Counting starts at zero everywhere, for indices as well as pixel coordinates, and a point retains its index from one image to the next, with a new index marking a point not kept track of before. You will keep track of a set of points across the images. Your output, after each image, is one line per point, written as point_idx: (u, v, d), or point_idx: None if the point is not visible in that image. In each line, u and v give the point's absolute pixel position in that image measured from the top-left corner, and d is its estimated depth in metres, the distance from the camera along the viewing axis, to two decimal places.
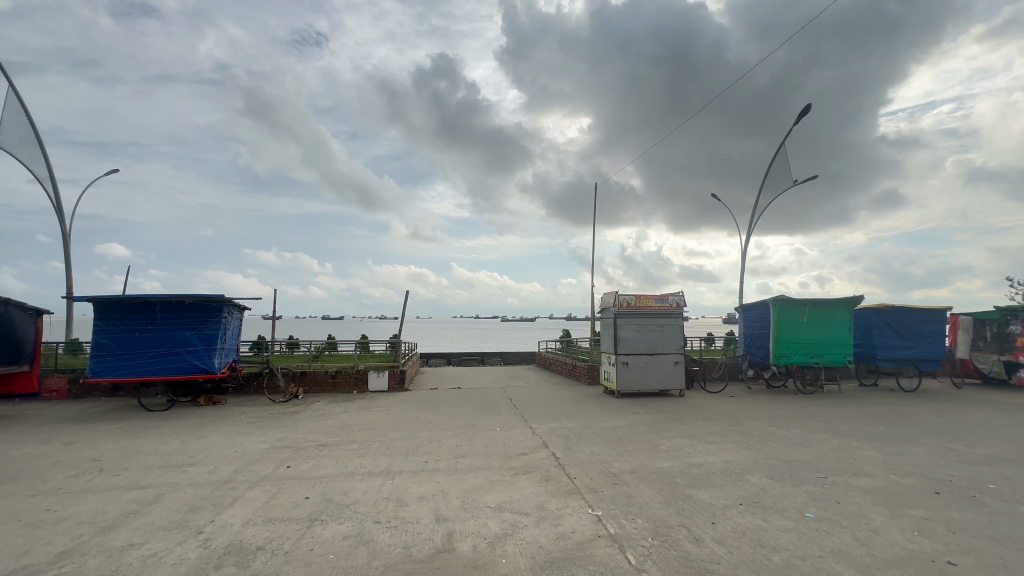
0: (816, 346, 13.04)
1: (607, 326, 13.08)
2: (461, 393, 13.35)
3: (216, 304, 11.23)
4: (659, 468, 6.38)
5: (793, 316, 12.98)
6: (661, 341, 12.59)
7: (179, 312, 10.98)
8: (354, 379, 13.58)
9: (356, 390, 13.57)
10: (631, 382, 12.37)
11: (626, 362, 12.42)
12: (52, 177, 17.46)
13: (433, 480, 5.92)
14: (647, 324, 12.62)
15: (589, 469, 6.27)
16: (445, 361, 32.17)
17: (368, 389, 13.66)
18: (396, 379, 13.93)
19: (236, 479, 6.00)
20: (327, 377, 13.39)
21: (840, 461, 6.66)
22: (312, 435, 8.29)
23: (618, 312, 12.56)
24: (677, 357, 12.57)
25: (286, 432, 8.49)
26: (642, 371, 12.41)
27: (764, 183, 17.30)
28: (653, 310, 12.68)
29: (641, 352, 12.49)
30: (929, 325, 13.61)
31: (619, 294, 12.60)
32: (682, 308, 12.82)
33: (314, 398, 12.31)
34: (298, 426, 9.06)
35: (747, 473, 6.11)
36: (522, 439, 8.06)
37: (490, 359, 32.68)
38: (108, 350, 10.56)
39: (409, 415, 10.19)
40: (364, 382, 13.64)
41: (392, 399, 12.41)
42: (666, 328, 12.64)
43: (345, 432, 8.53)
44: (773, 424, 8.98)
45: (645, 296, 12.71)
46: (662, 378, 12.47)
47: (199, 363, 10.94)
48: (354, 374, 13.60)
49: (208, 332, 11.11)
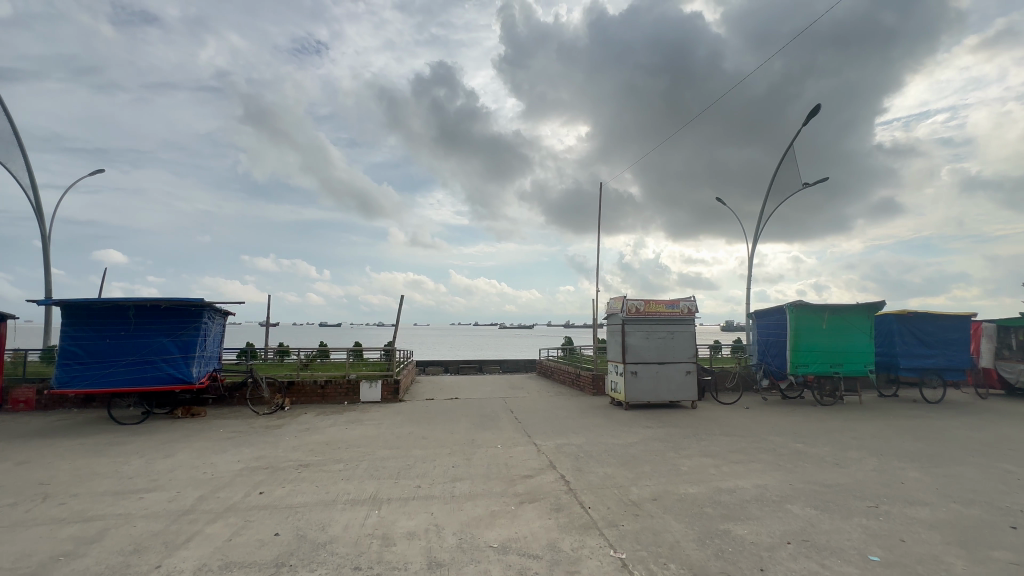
0: (836, 356, 12.29)
1: (614, 333, 12.31)
2: (458, 404, 12.55)
3: (195, 309, 10.45)
4: (684, 495, 5.60)
5: (812, 323, 12.24)
6: (672, 349, 11.83)
7: (155, 317, 10.19)
8: (344, 390, 12.77)
9: (347, 401, 12.75)
10: (639, 393, 11.61)
11: (634, 371, 11.65)
12: (31, 178, 16.75)
13: (426, 510, 5.13)
14: (657, 330, 11.84)
15: (605, 497, 5.48)
16: (442, 368, 31.33)
17: (359, 400, 12.86)
18: (390, 390, 13.12)
19: (198, 509, 5.20)
20: (316, 388, 12.59)
21: (888, 486, 5.90)
22: (293, 454, 7.48)
23: (627, 318, 11.76)
24: (689, 366, 11.82)
25: (264, 450, 7.69)
26: (651, 381, 11.64)
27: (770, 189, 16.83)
28: (664, 316, 11.88)
29: (651, 361, 11.72)
30: (952, 332, 12.91)
31: (628, 298, 11.80)
32: (694, 314, 12.03)
33: (301, 410, 11.51)
34: (280, 442, 8.26)
35: (787, 503, 5.33)
36: (527, 458, 7.27)
37: (489, 366, 31.85)
38: (77, 358, 9.79)
39: (403, 429, 9.39)
40: (355, 392, 12.83)
41: (384, 411, 11.60)
42: (677, 335, 11.87)
43: (331, 450, 7.72)
44: (799, 441, 8.21)
45: (655, 300, 11.88)
46: (672, 388, 11.71)
47: (175, 373, 10.14)
48: (344, 384, 12.79)
49: (186, 339, 10.31)
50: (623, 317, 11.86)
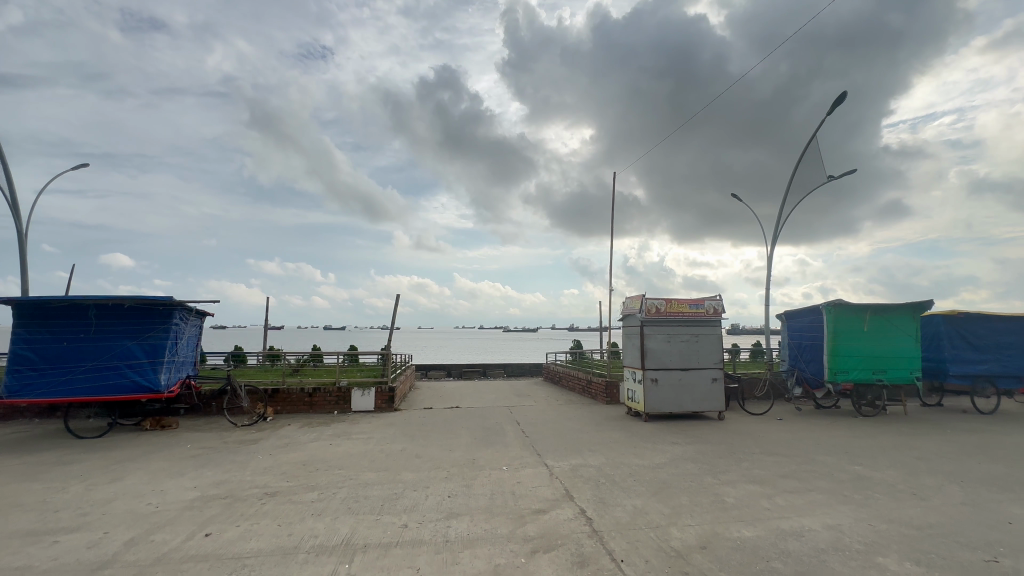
0: (878, 361, 11.04)
1: (631, 336, 11.12)
2: (459, 414, 11.40)
3: (165, 309, 9.37)
4: (740, 541, 4.42)
5: (852, 325, 11.00)
6: (696, 354, 10.62)
7: (119, 318, 9.11)
8: (334, 398, 11.64)
9: (338, 410, 11.61)
10: (660, 403, 10.41)
11: (654, 379, 10.45)
12: (9, 173, 15.81)
13: (411, 564, 3.97)
14: (679, 333, 10.65)
15: (639, 544, 4.31)
16: (445, 373, 30.16)
17: (350, 409, 11.72)
18: (384, 398, 11.97)
19: (121, 561, 4.07)
20: (303, 396, 11.49)
21: (993, 528, 4.69)
22: (261, 479, 6.33)
23: (646, 319, 10.57)
24: (715, 373, 10.63)
25: (229, 473, 6.56)
26: (673, 389, 10.46)
27: (789, 188, 15.54)
28: (687, 317, 10.68)
29: (673, 367, 10.52)
30: (1006, 336, 11.63)
31: (646, 297, 10.61)
32: (721, 315, 10.84)
33: (285, 421, 10.40)
34: (251, 462, 7.13)
35: (877, 556, 4.12)
36: (537, 484, 6.10)
37: (493, 370, 30.66)
38: (29, 364, 8.70)
39: (394, 445, 8.24)
40: (346, 401, 11.69)
41: (376, 422, 10.46)
42: (701, 338, 10.67)
43: (307, 473, 6.58)
44: (857, 463, 6.99)
45: (678, 299, 10.68)
46: (697, 398, 10.51)
47: (141, 380, 9.05)
48: (334, 391, 11.65)
49: (154, 342, 9.22)
50: (641, 318, 10.67)
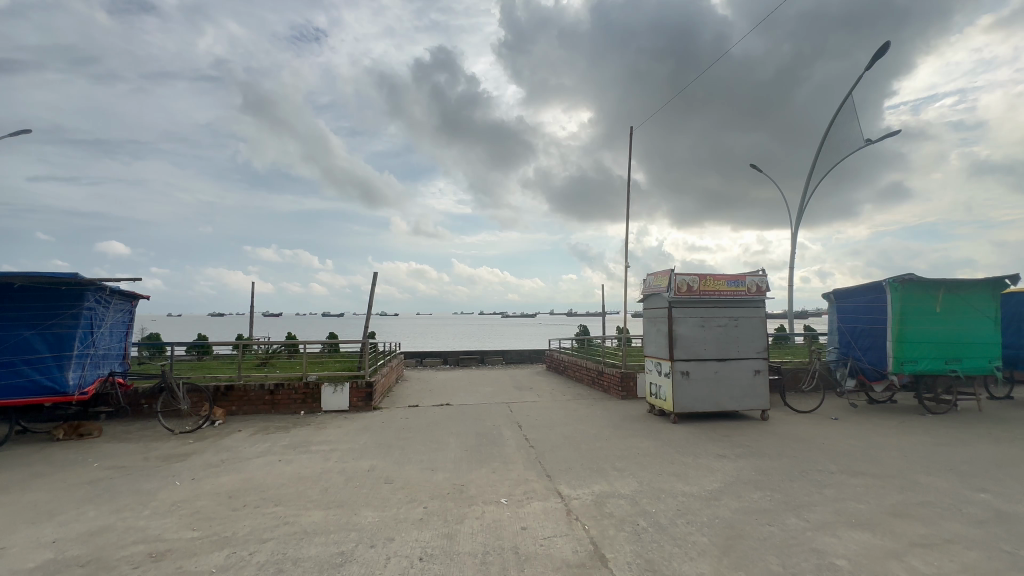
0: (951, 348, 9.16)
1: (655, 321, 9.22)
2: (449, 415, 9.56)
3: (72, 290, 7.40)
4: None
5: (922, 305, 9.13)
6: (735, 342, 8.74)
7: (11, 302, 7.15)
8: (300, 396, 9.79)
9: (304, 410, 9.77)
10: (692, 401, 8.56)
11: (685, 372, 8.58)
12: None
13: None
14: (715, 317, 8.73)
15: None
16: (441, 360, 28.34)
17: (320, 408, 9.88)
18: (361, 396, 10.11)
19: None
20: (263, 394, 9.65)
21: None
22: (157, 526, 4.44)
23: (675, 299, 8.64)
24: (758, 365, 8.76)
25: (118, 515, 4.68)
26: (708, 385, 8.61)
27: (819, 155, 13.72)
28: (725, 297, 8.74)
29: (707, 358, 8.64)
30: None
31: (675, 272, 8.68)
32: (766, 294, 8.90)
33: (236, 426, 8.56)
34: (159, 494, 5.25)
35: None
36: (551, 533, 4.24)
37: (491, 358, 28.81)
38: None
39: (360, 462, 6.39)
40: (314, 400, 9.85)
41: (347, 426, 8.61)
42: (741, 322, 8.78)
43: (227, 513, 4.70)
44: (980, 490, 5.15)
45: (713, 275, 8.74)
46: (736, 395, 8.67)
47: (42, 380, 7.12)
48: (300, 388, 9.80)
49: (59, 332, 7.28)
50: (668, 297, 8.74)
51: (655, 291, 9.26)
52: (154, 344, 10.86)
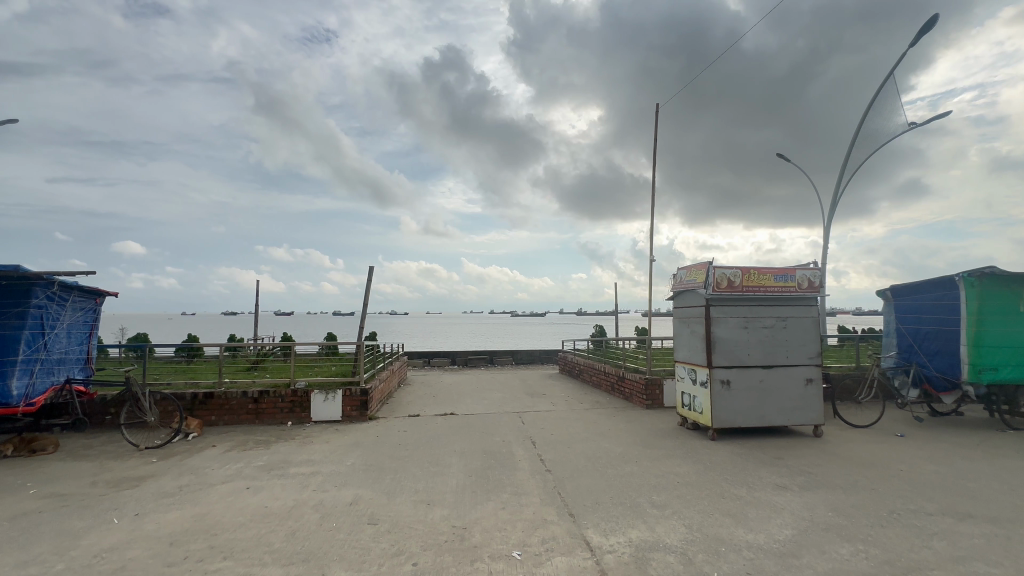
0: None
1: (688, 322, 8.04)
2: (454, 427, 8.48)
3: (16, 286, 6.40)
4: None
5: (1001, 304, 7.83)
6: (784, 346, 7.53)
7: None
8: (287, 405, 8.78)
9: (292, 421, 8.75)
10: (733, 415, 7.36)
11: (725, 381, 7.39)
12: None
13: None
14: (760, 317, 7.52)
15: None
16: (449, 361, 27.29)
17: (309, 418, 8.84)
18: (355, 404, 9.06)
19: None
20: (246, 402, 8.67)
21: None
22: None
23: (713, 297, 7.46)
24: (809, 373, 7.54)
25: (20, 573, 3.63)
26: (752, 396, 7.41)
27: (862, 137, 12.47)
28: (772, 294, 7.53)
29: (751, 365, 7.44)
30: None
31: (713, 265, 7.49)
32: (819, 290, 7.67)
33: (212, 441, 7.55)
34: (86, 539, 4.20)
35: None
36: None
37: (499, 359, 27.72)
38: None
39: (343, 492, 5.30)
40: (303, 409, 8.81)
41: (337, 441, 7.57)
42: (790, 324, 7.57)
43: (159, 571, 3.64)
44: None
45: (758, 269, 7.54)
46: (784, 408, 7.46)
47: None
48: (287, 396, 8.79)
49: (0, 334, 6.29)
50: (705, 294, 7.55)
51: (688, 288, 8.08)
52: (136, 346, 9.89)
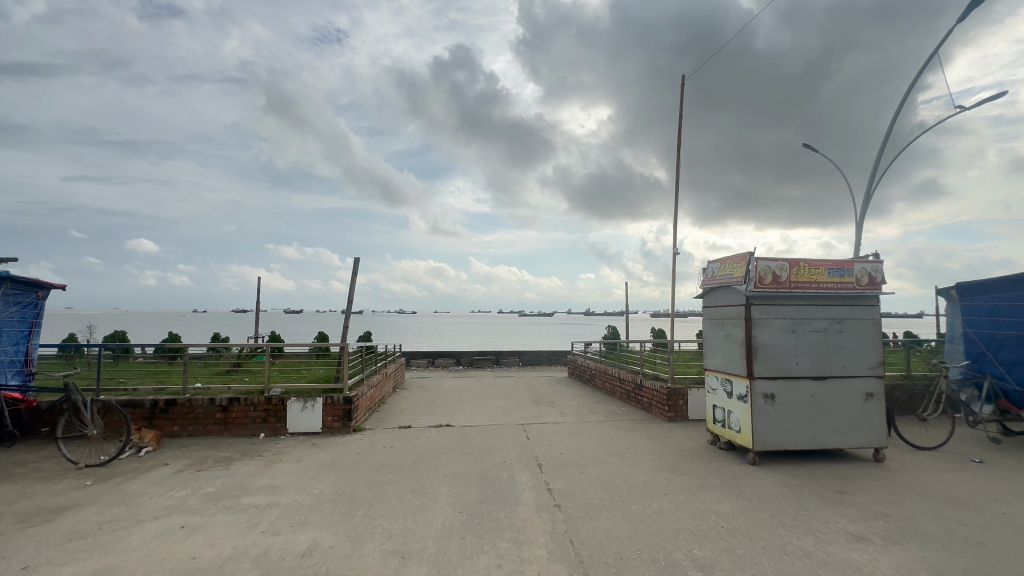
0: None
1: (722, 324, 6.84)
2: (448, 443, 7.36)
3: None
4: None
5: None
6: (839, 354, 6.31)
7: None
8: (260, 415, 7.73)
9: (265, 433, 7.70)
10: (778, 435, 6.17)
11: (769, 395, 6.20)
12: None
13: None
14: (811, 319, 6.30)
15: None
16: (453, 361, 26.23)
17: (285, 430, 7.78)
18: (337, 414, 7.98)
19: None
20: (214, 411, 7.64)
21: None
22: None
23: (755, 295, 6.25)
24: (870, 386, 6.33)
25: None
26: (800, 413, 6.21)
27: None
28: (825, 291, 6.31)
29: (800, 376, 6.23)
30: None
31: (755, 256, 6.28)
32: (881, 288, 6.43)
33: (166, 458, 6.49)
34: None
35: None
36: None
37: (506, 359, 26.63)
38: None
39: (299, 536, 4.20)
40: (278, 419, 7.76)
41: (310, 460, 6.49)
42: (846, 327, 6.34)
43: None
44: None
45: (809, 262, 6.31)
46: (839, 427, 6.25)
47: None
48: (260, 404, 7.73)
49: None
50: (744, 291, 6.35)
51: (723, 284, 6.86)
52: (111, 346, 9.01)
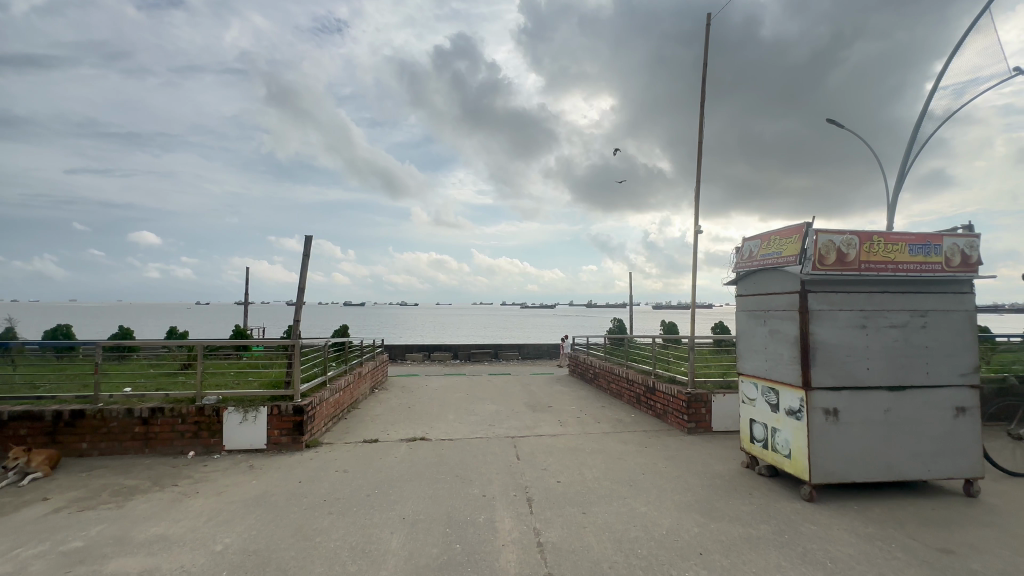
0: None
1: (765, 318, 5.34)
2: (418, 465, 5.92)
3: None
4: None
5: None
6: (921, 357, 4.82)
7: None
8: (189, 429, 6.31)
9: (196, 451, 6.28)
10: (840, 462, 4.71)
11: (831, 411, 4.71)
12: None
13: None
14: (886, 311, 4.80)
15: None
16: (449, 355, 24.78)
17: (220, 447, 6.37)
18: (285, 428, 6.53)
19: None
20: (133, 424, 6.22)
21: None
22: None
23: (813, 279, 4.75)
24: (961, 399, 4.83)
25: None
26: (870, 433, 4.73)
27: None
28: (906, 274, 4.80)
29: (870, 386, 4.75)
30: None
31: (814, 228, 4.77)
32: (977, 270, 4.91)
33: (51, 490, 5.05)
34: None
35: None
36: None
37: (504, 352, 25.20)
38: None
39: None
40: (212, 434, 6.35)
41: (236, 492, 5.05)
42: (931, 321, 4.84)
43: None
44: None
45: (884, 235, 4.80)
46: (921, 452, 4.77)
47: None
48: (189, 416, 6.31)
49: None
50: (798, 274, 4.85)
51: (766, 266, 5.38)
52: (25, 343, 7.57)
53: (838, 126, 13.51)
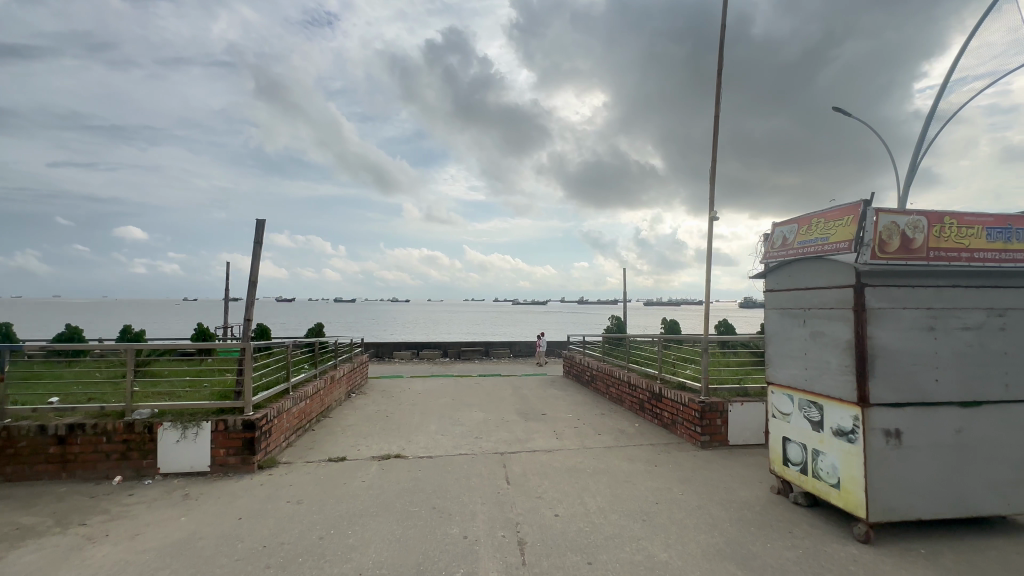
0: None
1: (805, 318, 4.44)
2: (387, 493, 4.96)
3: None
4: None
5: None
6: (999, 366, 3.94)
7: None
8: (116, 450, 5.29)
9: (123, 476, 5.27)
10: (902, 496, 3.82)
11: (892, 433, 3.82)
12: None
13: None
14: (958, 309, 3.92)
15: None
16: (438, 352, 23.78)
17: (154, 471, 5.35)
18: (232, 447, 5.52)
19: None
20: (47, 444, 5.18)
21: None
22: None
23: (872, 270, 3.85)
24: None
25: None
26: (938, 460, 3.86)
27: None
28: (983, 265, 3.93)
29: (939, 401, 3.87)
30: None
31: (874, 207, 3.89)
32: None
33: None
34: None
35: None
36: None
37: (496, 350, 24.26)
38: None
39: None
40: (144, 454, 5.34)
41: (155, 534, 4.05)
42: (1010, 323, 3.96)
43: None
44: None
45: (958, 216, 3.93)
46: (997, 481, 3.91)
47: None
48: (115, 434, 5.28)
49: None
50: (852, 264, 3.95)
51: (806, 255, 4.49)
52: None
53: (847, 113, 12.73)
